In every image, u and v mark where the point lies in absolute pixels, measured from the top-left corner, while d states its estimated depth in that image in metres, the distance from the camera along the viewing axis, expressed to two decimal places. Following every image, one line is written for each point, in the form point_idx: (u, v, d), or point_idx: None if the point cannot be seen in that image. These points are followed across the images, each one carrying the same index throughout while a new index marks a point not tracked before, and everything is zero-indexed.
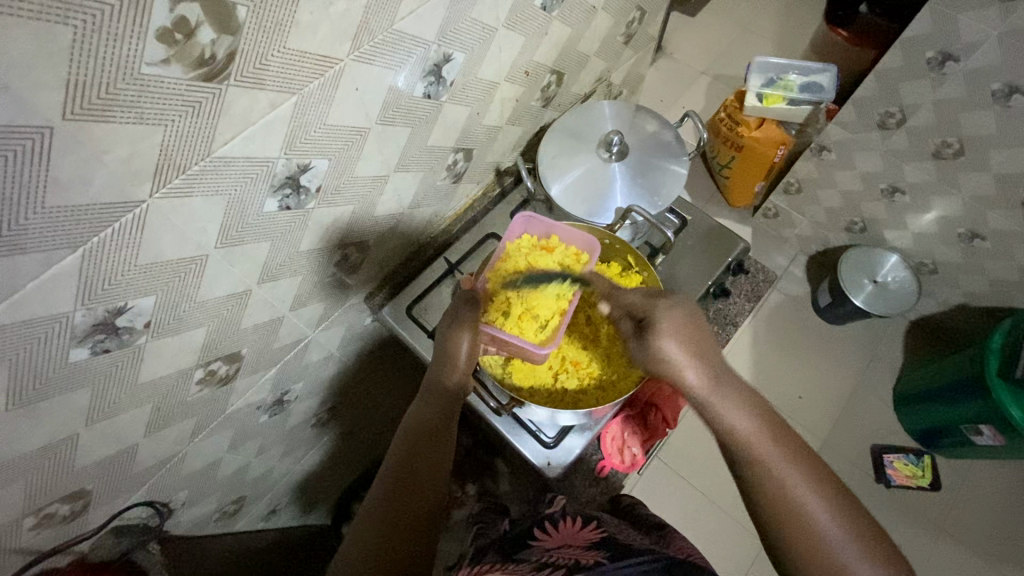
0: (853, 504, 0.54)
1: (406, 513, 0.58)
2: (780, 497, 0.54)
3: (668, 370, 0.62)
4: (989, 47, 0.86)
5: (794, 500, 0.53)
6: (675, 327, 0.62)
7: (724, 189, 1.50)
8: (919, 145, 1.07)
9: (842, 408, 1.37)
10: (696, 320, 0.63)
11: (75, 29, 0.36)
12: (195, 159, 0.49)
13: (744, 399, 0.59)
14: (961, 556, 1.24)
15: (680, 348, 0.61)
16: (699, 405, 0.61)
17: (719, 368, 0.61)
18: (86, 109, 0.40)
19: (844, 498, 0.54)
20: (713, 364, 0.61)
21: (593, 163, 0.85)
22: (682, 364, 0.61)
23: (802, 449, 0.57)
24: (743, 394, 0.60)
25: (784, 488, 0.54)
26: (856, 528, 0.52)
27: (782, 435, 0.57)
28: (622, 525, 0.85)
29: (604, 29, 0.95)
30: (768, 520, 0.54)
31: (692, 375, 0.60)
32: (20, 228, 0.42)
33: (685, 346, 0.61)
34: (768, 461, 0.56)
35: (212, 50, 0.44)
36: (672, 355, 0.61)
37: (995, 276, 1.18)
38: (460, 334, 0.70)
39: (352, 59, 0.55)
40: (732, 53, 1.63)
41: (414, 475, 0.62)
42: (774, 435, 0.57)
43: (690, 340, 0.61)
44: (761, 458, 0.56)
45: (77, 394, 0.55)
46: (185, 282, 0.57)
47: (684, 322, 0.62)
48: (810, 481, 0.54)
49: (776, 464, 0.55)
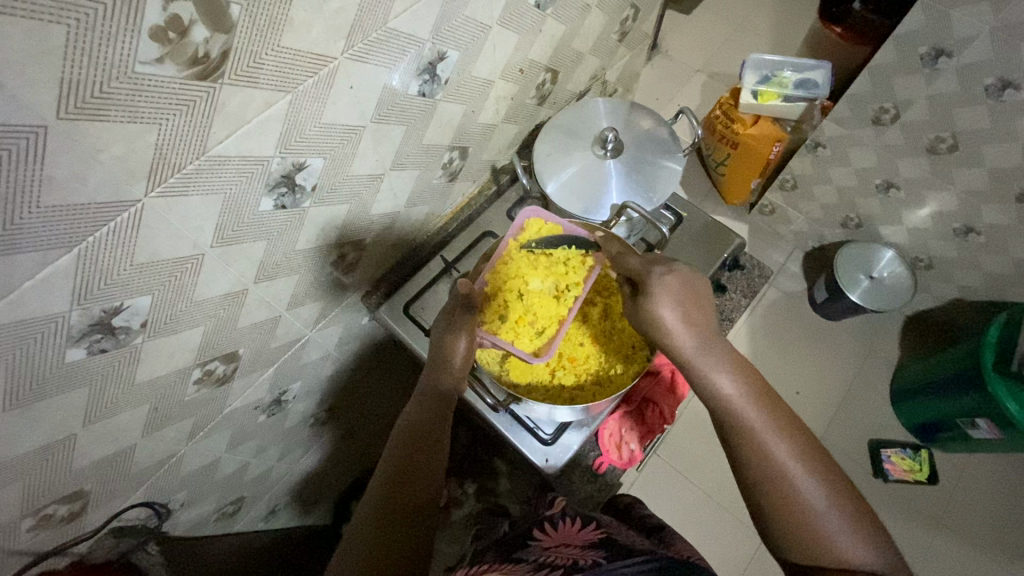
0: (839, 478, 0.53)
1: (401, 511, 0.59)
2: (767, 464, 0.53)
3: (662, 334, 0.62)
4: (981, 42, 0.87)
5: (778, 467, 0.53)
6: (670, 293, 0.62)
7: (720, 186, 1.50)
8: (913, 140, 1.07)
9: (839, 403, 1.38)
10: (692, 286, 0.63)
11: (69, 28, 0.36)
12: (190, 158, 0.49)
13: (736, 367, 0.59)
14: (960, 550, 1.24)
15: (677, 315, 0.61)
16: (691, 372, 0.61)
17: (711, 335, 0.60)
18: (81, 108, 0.40)
19: (831, 468, 0.54)
20: (706, 330, 0.61)
21: (589, 160, 0.86)
22: (675, 328, 0.61)
23: (792, 419, 0.57)
24: (736, 363, 0.60)
25: (770, 456, 0.54)
26: (840, 499, 0.52)
27: (774, 405, 0.57)
28: (621, 526, 0.85)
29: (598, 27, 0.95)
30: (754, 487, 0.54)
31: (684, 340, 0.60)
32: (15, 228, 0.42)
33: (679, 311, 0.61)
34: (756, 424, 0.56)
35: (206, 48, 0.44)
36: (669, 322, 0.61)
37: (990, 271, 1.19)
38: (455, 338, 0.71)
39: (346, 57, 0.55)
40: (727, 51, 1.63)
41: (411, 473, 0.62)
42: (764, 403, 0.57)
43: (686, 307, 0.61)
44: (750, 425, 0.56)
45: (74, 394, 0.55)
46: (182, 282, 0.57)
47: (682, 289, 0.62)
48: (797, 450, 0.54)
49: (763, 431, 0.55)
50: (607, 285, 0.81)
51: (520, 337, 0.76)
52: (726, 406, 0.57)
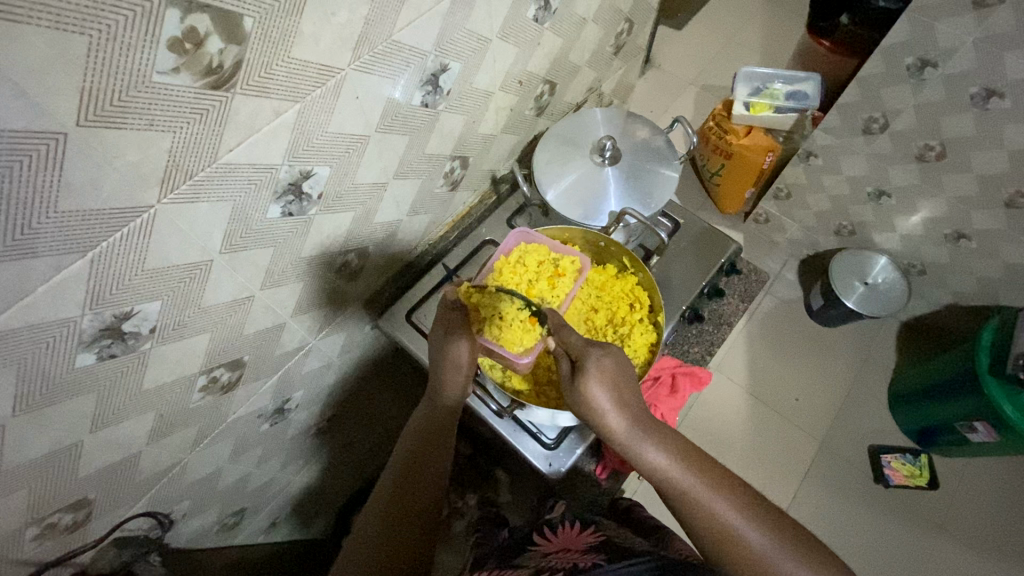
0: (830, 557, 0.54)
1: (404, 505, 0.66)
2: (716, 527, 0.55)
3: (592, 415, 0.61)
4: (965, 53, 0.89)
5: (729, 528, 0.55)
6: (603, 373, 0.61)
7: (715, 195, 1.52)
8: (903, 148, 1.10)
9: (837, 410, 1.39)
10: (622, 371, 0.62)
11: (91, 38, 0.38)
12: (203, 165, 0.50)
13: (675, 447, 0.60)
14: (962, 554, 1.25)
15: (620, 418, 0.60)
16: (624, 448, 0.61)
17: (636, 410, 0.61)
18: (99, 114, 0.41)
19: (775, 518, 0.56)
20: (660, 429, 0.61)
21: (588, 168, 0.88)
22: (606, 410, 0.60)
23: (764, 506, 0.57)
24: (683, 448, 0.60)
25: (712, 513, 0.55)
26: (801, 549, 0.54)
27: (721, 479, 0.58)
28: (623, 529, 0.79)
29: (595, 39, 0.98)
30: None
31: (613, 420, 0.60)
32: (32, 233, 0.43)
33: (609, 391, 0.60)
34: (692, 483, 0.57)
35: (220, 59, 0.46)
36: (605, 407, 0.60)
37: (982, 275, 1.21)
38: (458, 339, 0.70)
39: (353, 69, 0.57)
40: (718, 64, 1.67)
41: (420, 470, 0.69)
42: (710, 476, 0.58)
43: (619, 401, 0.60)
44: (718, 518, 0.55)
45: (83, 399, 0.56)
46: (190, 287, 0.58)
47: (613, 368, 0.62)
48: (780, 539, 0.54)
49: (696, 487, 0.57)
50: (606, 292, 0.81)
51: (507, 340, 0.71)
52: (687, 502, 0.57)
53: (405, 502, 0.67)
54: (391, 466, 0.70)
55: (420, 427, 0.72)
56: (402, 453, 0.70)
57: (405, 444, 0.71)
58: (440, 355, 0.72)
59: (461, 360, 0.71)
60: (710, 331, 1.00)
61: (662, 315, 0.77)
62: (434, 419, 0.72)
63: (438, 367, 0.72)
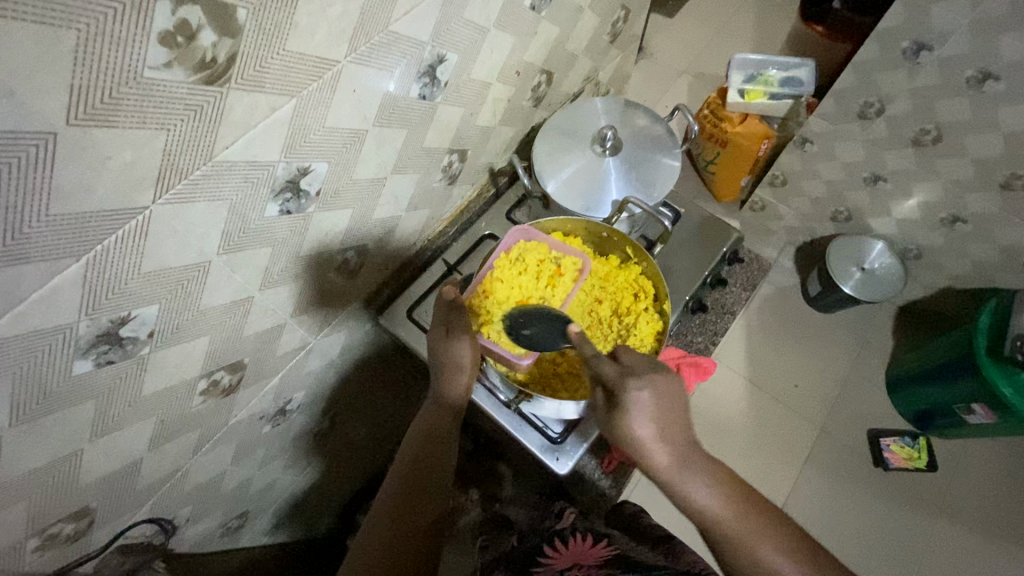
0: None
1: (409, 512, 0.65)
2: (764, 570, 0.55)
3: (634, 450, 0.60)
4: (961, 35, 0.89)
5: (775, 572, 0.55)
6: (649, 411, 0.59)
7: (710, 184, 1.52)
8: (899, 133, 1.10)
9: (836, 396, 1.40)
10: (666, 401, 0.60)
11: (79, 33, 0.36)
12: (198, 163, 0.49)
13: (720, 487, 0.59)
14: (961, 535, 1.26)
15: (664, 454, 0.59)
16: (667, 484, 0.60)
17: (681, 444, 0.60)
18: (90, 113, 0.40)
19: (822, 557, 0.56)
20: (703, 466, 0.59)
21: (588, 159, 0.87)
22: (648, 446, 0.59)
23: (800, 537, 0.57)
24: (727, 486, 0.59)
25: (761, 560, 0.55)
26: None
27: (766, 520, 0.57)
28: (632, 541, 0.79)
29: (590, 28, 0.96)
30: None
31: (657, 456, 0.59)
32: (23, 238, 0.41)
33: (654, 427, 0.59)
34: (735, 524, 0.57)
35: (213, 53, 0.44)
36: (649, 443, 0.59)
37: (978, 258, 1.21)
38: (460, 341, 0.69)
39: (349, 61, 0.56)
40: (711, 51, 1.66)
41: (426, 474, 0.68)
42: (755, 518, 0.57)
43: (663, 437, 0.59)
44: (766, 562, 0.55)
45: (81, 407, 0.54)
46: (187, 290, 0.57)
47: (662, 402, 0.60)
48: None
49: (741, 530, 0.57)
50: (611, 283, 0.81)
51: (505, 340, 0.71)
52: (727, 542, 0.57)
53: (412, 506, 0.66)
54: (393, 470, 0.69)
55: (421, 430, 0.71)
56: (406, 458, 0.69)
57: (409, 446, 0.70)
58: (442, 357, 0.70)
59: (463, 361, 0.69)
60: (712, 321, 0.99)
61: (668, 304, 0.77)
62: (439, 420, 0.71)
63: (441, 370, 0.70)
